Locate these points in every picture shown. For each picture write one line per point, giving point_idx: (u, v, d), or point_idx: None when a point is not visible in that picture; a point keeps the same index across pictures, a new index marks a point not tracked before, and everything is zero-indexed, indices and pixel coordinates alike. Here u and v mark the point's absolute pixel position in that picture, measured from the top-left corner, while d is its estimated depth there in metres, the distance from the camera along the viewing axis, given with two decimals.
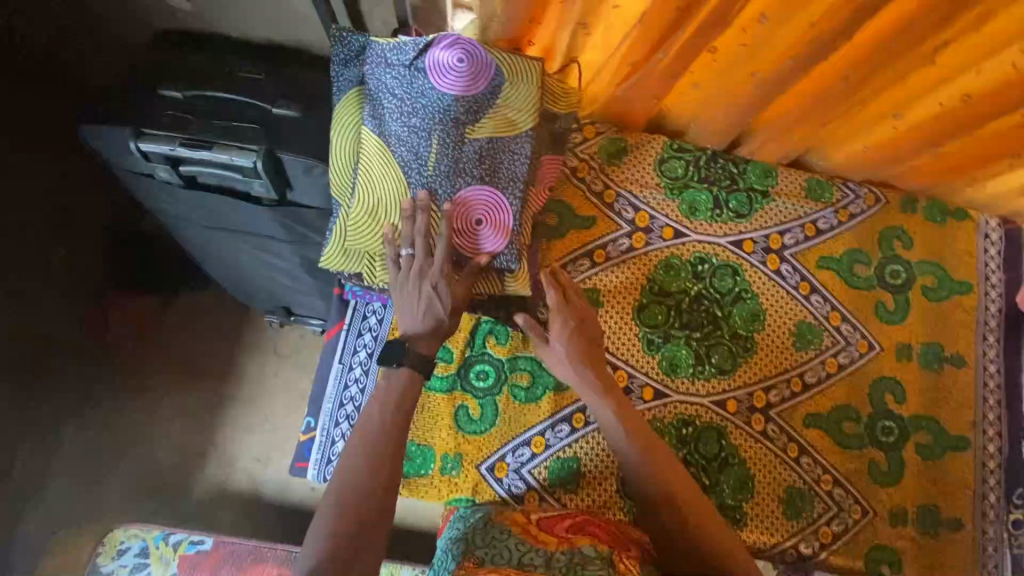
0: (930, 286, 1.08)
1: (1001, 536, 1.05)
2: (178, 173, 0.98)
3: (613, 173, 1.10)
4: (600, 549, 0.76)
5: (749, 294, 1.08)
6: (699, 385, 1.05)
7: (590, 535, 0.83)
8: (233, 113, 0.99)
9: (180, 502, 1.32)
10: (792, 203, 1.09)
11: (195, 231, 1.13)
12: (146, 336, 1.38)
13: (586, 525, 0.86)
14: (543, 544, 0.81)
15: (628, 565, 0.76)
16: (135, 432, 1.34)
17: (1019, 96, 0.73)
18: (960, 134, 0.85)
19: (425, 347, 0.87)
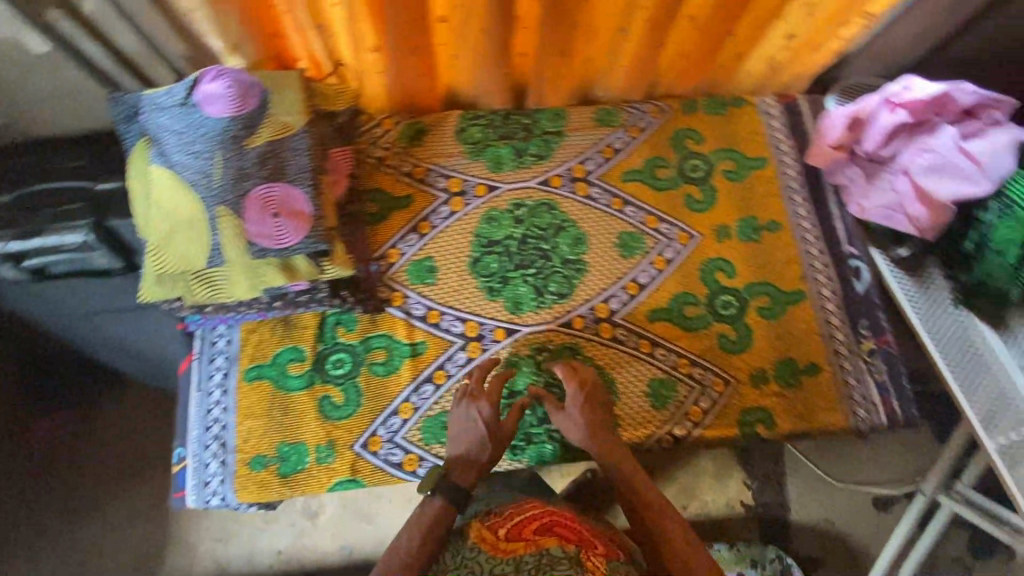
0: (730, 170, 1.27)
1: (859, 366, 1.17)
2: (24, 268, 1.13)
3: (418, 153, 1.21)
4: (566, 550, 0.88)
5: (568, 223, 1.21)
6: (545, 313, 1.15)
7: (557, 535, 0.92)
8: (62, 198, 1.14)
9: None
10: (586, 134, 1.27)
11: (64, 320, 1.27)
12: (63, 441, 1.53)
13: (551, 525, 0.94)
14: (511, 553, 0.89)
15: (594, 562, 0.88)
16: (77, 539, 1.47)
17: None
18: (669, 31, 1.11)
19: (465, 477, 1.01)
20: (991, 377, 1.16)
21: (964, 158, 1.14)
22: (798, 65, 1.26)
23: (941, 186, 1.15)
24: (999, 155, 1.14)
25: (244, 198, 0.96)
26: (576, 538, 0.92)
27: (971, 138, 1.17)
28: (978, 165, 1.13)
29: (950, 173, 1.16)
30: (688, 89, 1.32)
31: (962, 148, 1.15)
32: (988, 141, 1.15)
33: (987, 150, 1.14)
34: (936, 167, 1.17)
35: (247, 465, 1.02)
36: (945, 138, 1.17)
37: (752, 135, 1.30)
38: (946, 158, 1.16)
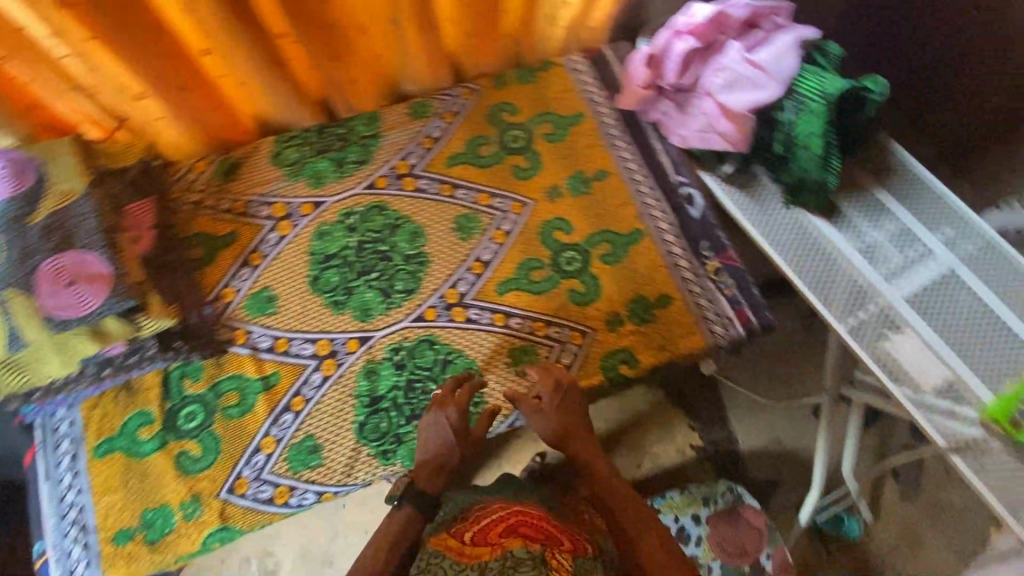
0: (549, 132, 1.30)
1: (708, 286, 1.20)
2: None
3: (236, 188, 1.20)
4: (531, 550, 0.85)
5: (402, 219, 1.20)
6: (395, 312, 1.14)
7: (522, 535, 0.88)
8: None
9: None
10: (402, 129, 1.27)
11: None
12: None
13: (517, 525, 0.90)
14: (477, 558, 0.85)
15: (559, 561, 0.86)
16: None
17: None
18: (434, 13, 1.12)
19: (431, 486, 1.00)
20: (831, 264, 1.21)
21: (752, 68, 1.19)
22: (585, 18, 1.30)
23: (740, 98, 1.19)
24: (781, 58, 1.19)
25: (34, 274, 0.95)
26: (542, 536, 0.89)
27: (755, 48, 1.22)
28: (764, 72, 1.18)
29: (744, 85, 1.19)
30: (494, 64, 1.34)
31: (748, 59, 1.20)
32: (769, 48, 1.20)
33: (769, 57, 1.19)
34: (731, 83, 1.20)
35: (112, 540, 1.01)
36: (732, 54, 1.21)
37: (565, 94, 1.33)
38: (736, 71, 1.20)
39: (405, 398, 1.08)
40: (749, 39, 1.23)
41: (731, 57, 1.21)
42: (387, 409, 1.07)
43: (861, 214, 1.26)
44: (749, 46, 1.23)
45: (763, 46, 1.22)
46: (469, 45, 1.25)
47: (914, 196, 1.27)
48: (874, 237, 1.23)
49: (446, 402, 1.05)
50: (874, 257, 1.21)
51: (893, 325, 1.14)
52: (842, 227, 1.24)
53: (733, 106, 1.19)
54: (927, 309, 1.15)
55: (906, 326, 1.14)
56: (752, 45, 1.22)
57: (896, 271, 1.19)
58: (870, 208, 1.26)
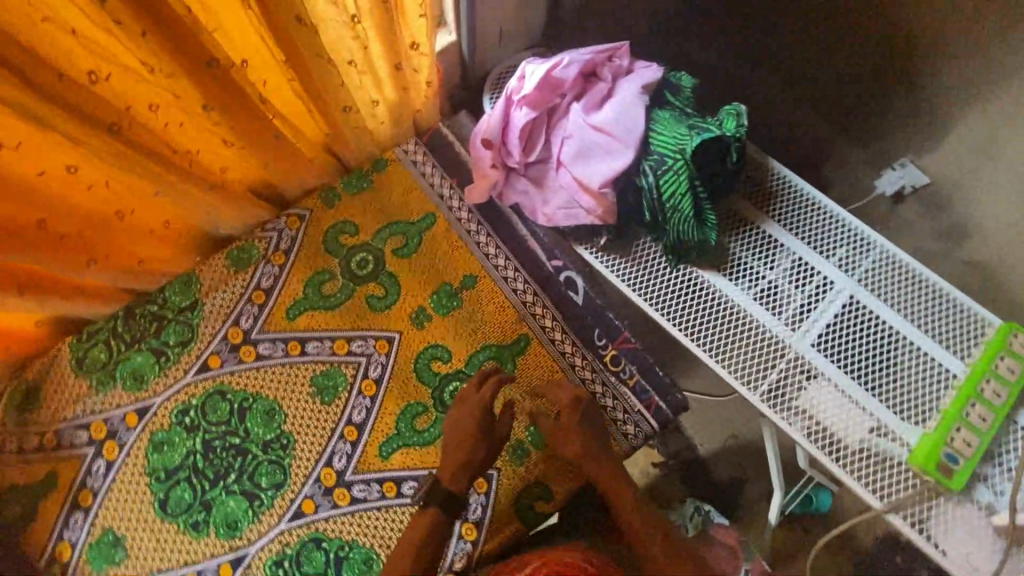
0: (399, 246, 1.12)
1: (611, 381, 1.09)
2: None
3: (39, 416, 0.99)
4: None
5: (250, 399, 1.03)
6: (268, 516, 0.98)
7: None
8: None
9: None
10: (226, 289, 1.07)
11: None
12: None
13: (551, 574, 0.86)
14: None
15: None
16: None
17: (172, 131, 0.83)
18: (214, 166, 0.95)
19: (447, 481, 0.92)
20: (731, 322, 1.10)
21: (600, 134, 1.06)
22: (407, 106, 1.11)
23: (596, 169, 1.06)
24: (630, 113, 1.05)
25: None
26: None
27: (600, 105, 1.08)
28: (613, 136, 1.05)
29: (596, 153, 1.06)
30: (318, 179, 1.13)
31: (594, 123, 1.06)
32: (614, 102, 1.06)
33: (616, 114, 1.06)
34: (582, 152, 1.07)
35: None
36: (577, 119, 1.07)
37: (408, 194, 1.15)
38: (585, 139, 1.06)
39: None
40: (591, 95, 1.08)
41: (576, 124, 1.07)
42: None
43: (750, 254, 1.16)
44: (593, 103, 1.08)
45: (607, 102, 1.08)
46: (274, 173, 1.05)
47: (800, 221, 1.18)
48: (769, 278, 1.14)
49: (469, 398, 0.97)
50: (773, 303, 1.12)
51: (806, 379, 1.06)
52: (734, 276, 1.14)
53: (590, 181, 1.06)
54: (836, 351, 1.08)
55: (818, 376, 1.07)
56: (596, 102, 1.08)
57: (796, 315, 1.11)
58: (758, 245, 1.16)
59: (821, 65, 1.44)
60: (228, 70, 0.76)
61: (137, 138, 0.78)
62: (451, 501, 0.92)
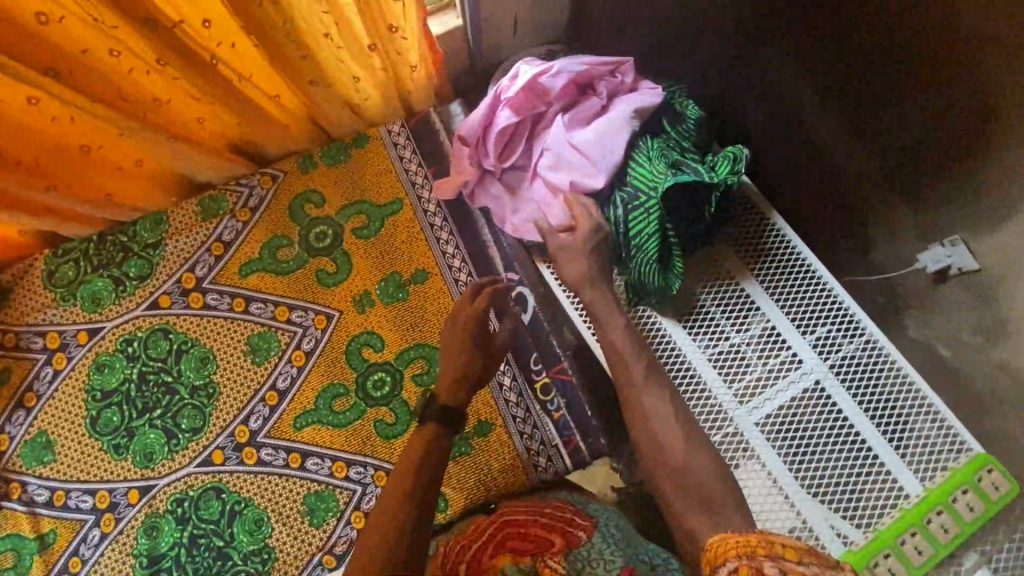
0: (360, 227, 1.12)
1: (536, 408, 1.05)
2: None
3: (7, 316, 1.09)
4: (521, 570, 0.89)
5: (189, 343, 1.07)
6: (180, 456, 1.04)
7: (511, 551, 0.92)
8: None
9: None
10: (191, 234, 1.12)
11: None
12: None
13: (505, 543, 0.93)
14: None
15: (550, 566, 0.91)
16: None
17: (141, 82, 0.85)
18: (188, 118, 0.97)
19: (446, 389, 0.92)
20: (677, 379, 1.03)
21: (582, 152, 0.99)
22: (395, 86, 1.09)
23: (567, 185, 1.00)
24: (616, 135, 0.98)
25: None
26: (528, 548, 0.92)
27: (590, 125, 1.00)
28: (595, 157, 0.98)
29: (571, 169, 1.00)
30: (296, 143, 1.14)
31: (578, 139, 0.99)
32: (604, 121, 0.99)
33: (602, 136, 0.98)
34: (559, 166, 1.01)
35: None
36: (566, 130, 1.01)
37: (382, 176, 1.14)
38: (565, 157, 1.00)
39: (187, 555, 1.00)
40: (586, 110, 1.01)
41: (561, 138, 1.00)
42: (169, 570, 0.99)
43: (720, 311, 1.07)
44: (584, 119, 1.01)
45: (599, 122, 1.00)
46: (251, 132, 1.07)
47: (786, 287, 1.07)
48: (734, 341, 1.05)
49: (460, 311, 0.98)
50: (728, 369, 1.03)
51: (738, 458, 0.99)
52: (694, 330, 1.06)
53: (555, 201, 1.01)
54: (781, 437, 0.99)
55: (753, 457, 0.99)
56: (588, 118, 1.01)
57: (749, 388, 1.02)
58: (732, 303, 1.07)
59: (869, 116, 1.28)
60: (174, 28, 0.76)
61: (95, 83, 0.81)
62: (450, 416, 0.89)
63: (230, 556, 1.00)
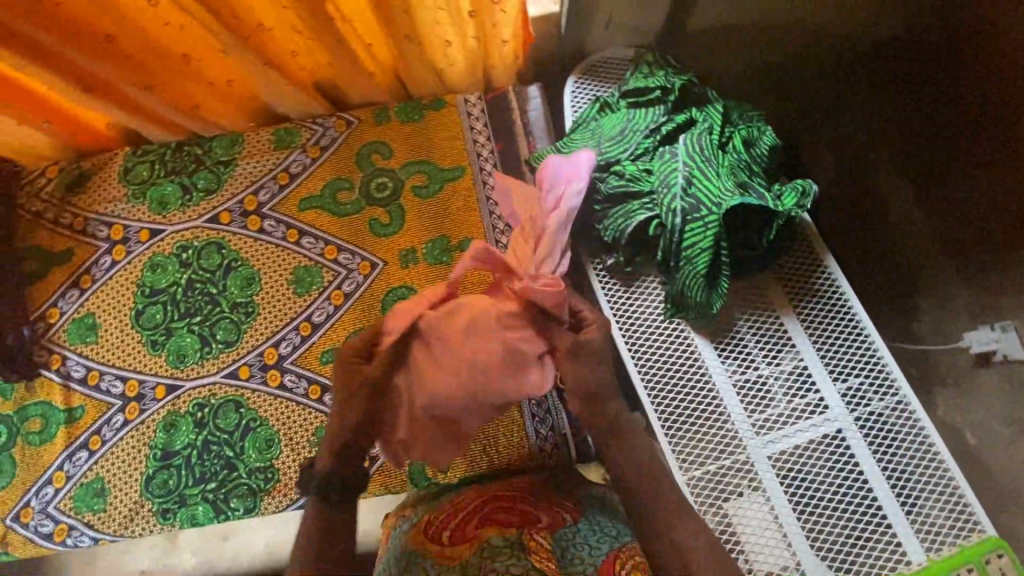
0: (420, 185, 1.15)
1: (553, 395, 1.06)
2: None
3: (79, 202, 1.14)
4: (506, 536, 0.86)
5: (239, 262, 1.12)
6: (209, 365, 1.08)
7: (495, 522, 0.89)
8: None
9: None
10: (261, 160, 1.16)
11: None
12: None
13: (488, 513, 0.90)
14: (456, 553, 0.86)
15: (537, 542, 0.86)
16: None
17: (254, 6, 0.90)
18: (285, 49, 1.02)
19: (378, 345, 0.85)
20: (697, 396, 1.03)
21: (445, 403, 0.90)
22: (484, 57, 1.13)
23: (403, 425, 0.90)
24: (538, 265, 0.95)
25: None
26: (513, 519, 0.89)
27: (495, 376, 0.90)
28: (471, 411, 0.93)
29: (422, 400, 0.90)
30: (376, 95, 1.18)
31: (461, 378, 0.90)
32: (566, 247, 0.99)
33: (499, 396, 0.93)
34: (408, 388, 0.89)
35: None
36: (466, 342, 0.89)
37: (450, 142, 1.16)
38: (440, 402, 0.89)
39: (197, 458, 1.04)
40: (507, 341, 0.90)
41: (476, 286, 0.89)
42: (177, 467, 1.04)
43: (754, 341, 1.07)
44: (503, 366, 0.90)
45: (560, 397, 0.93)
46: (339, 76, 1.11)
47: (825, 331, 1.06)
48: (761, 372, 1.04)
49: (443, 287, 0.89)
50: (751, 398, 1.03)
51: (743, 486, 0.98)
52: (725, 353, 1.06)
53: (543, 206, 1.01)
54: (790, 475, 0.98)
55: (757, 488, 0.98)
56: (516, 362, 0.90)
57: (769, 421, 1.01)
58: (768, 336, 1.07)
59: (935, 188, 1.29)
60: None
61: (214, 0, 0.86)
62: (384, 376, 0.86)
63: (236, 468, 1.04)
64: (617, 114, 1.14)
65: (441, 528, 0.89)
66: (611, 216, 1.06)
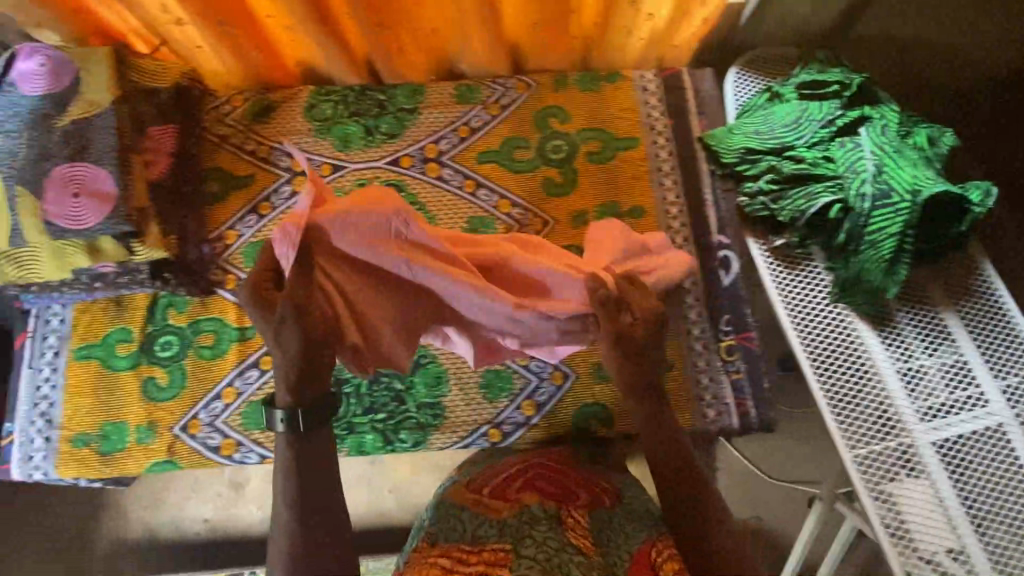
0: (595, 150, 1.18)
1: (716, 364, 1.09)
2: None
3: (264, 130, 1.17)
4: (547, 508, 0.84)
5: (416, 205, 1.15)
6: None
7: (540, 492, 0.89)
8: None
9: (81, 558, 1.58)
10: (443, 111, 1.20)
11: None
12: None
13: (534, 481, 0.92)
14: (498, 514, 0.87)
15: (575, 518, 0.85)
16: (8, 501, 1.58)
17: None
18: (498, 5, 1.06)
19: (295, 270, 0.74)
20: (862, 381, 1.06)
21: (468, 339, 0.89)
22: (672, 36, 1.17)
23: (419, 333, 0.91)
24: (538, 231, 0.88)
25: (45, 177, 0.95)
26: (559, 494, 0.89)
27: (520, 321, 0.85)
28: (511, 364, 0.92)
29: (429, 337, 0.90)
30: (557, 62, 1.22)
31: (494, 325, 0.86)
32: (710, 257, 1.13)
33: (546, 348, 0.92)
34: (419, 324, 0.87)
35: (70, 442, 1.04)
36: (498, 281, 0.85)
37: (626, 113, 1.20)
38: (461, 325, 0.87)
39: (367, 387, 1.06)
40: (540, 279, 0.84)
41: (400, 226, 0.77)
42: (347, 394, 1.06)
43: (914, 333, 1.09)
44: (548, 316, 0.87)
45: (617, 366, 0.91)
46: (533, 39, 1.15)
47: (985, 329, 1.09)
48: (922, 363, 1.07)
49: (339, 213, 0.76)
50: (913, 387, 1.06)
51: (909, 469, 1.01)
52: (888, 341, 1.09)
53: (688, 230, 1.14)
54: (955, 463, 1.01)
55: (923, 473, 1.01)
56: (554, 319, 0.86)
57: (932, 410, 1.04)
58: (929, 329, 1.09)
59: None
60: None
61: None
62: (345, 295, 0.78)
63: (406, 401, 1.06)
64: (788, 105, 1.18)
65: (486, 484, 0.95)
66: (789, 197, 1.09)
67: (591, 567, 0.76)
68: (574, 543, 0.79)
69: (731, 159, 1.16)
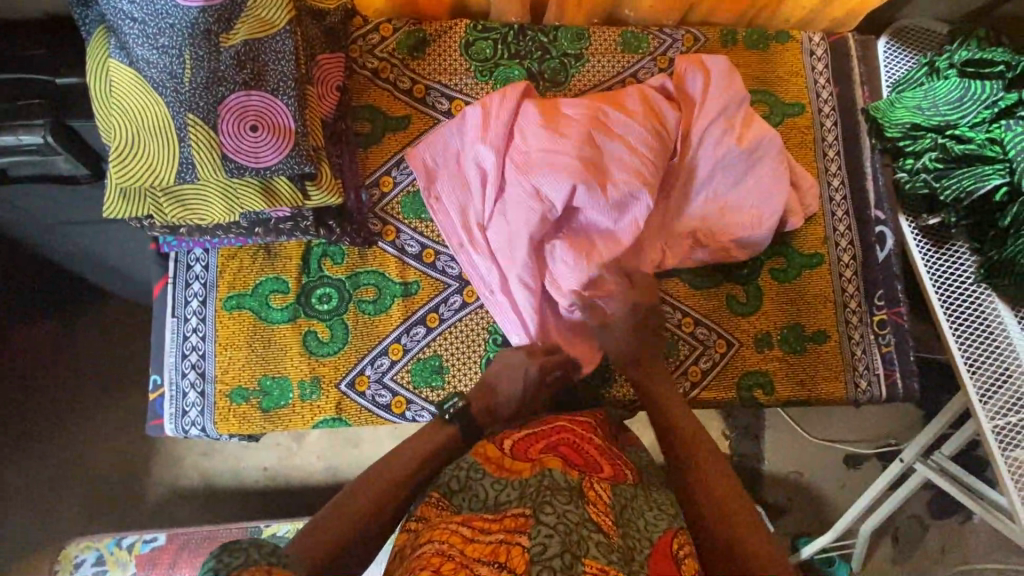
0: (763, 114, 1.16)
1: (869, 337, 1.13)
2: None
3: (418, 67, 1.07)
4: (570, 478, 0.79)
5: None
6: None
7: (564, 455, 0.85)
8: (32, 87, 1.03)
9: (140, 504, 1.46)
10: (609, 60, 1.12)
11: (9, 190, 1.09)
12: (54, 353, 1.49)
13: (559, 446, 0.88)
14: (517, 476, 0.83)
15: (597, 491, 0.81)
16: (59, 441, 1.47)
17: None
18: None
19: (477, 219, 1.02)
20: (999, 357, 1.06)
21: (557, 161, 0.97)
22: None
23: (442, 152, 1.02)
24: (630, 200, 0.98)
25: (219, 107, 0.84)
26: (580, 461, 0.85)
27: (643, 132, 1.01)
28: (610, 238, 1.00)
29: (501, 235, 1.00)
30: (726, 18, 1.18)
31: (633, 150, 1.00)
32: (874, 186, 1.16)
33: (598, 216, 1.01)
34: (581, 107, 1.02)
35: (227, 397, 0.98)
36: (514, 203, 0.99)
37: (793, 77, 1.17)
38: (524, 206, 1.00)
39: None
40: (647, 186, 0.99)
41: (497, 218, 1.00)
42: None
43: None
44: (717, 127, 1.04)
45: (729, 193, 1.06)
46: None
47: None
48: None
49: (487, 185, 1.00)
50: None
51: None
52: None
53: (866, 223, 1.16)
54: None
55: None
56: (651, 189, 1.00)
57: None
58: None
59: None
60: None
61: None
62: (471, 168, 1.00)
63: None
64: (950, 82, 1.14)
65: (506, 441, 0.90)
66: (956, 176, 1.09)
67: (611, 550, 0.73)
68: (595, 520, 0.74)
69: (895, 134, 1.18)
